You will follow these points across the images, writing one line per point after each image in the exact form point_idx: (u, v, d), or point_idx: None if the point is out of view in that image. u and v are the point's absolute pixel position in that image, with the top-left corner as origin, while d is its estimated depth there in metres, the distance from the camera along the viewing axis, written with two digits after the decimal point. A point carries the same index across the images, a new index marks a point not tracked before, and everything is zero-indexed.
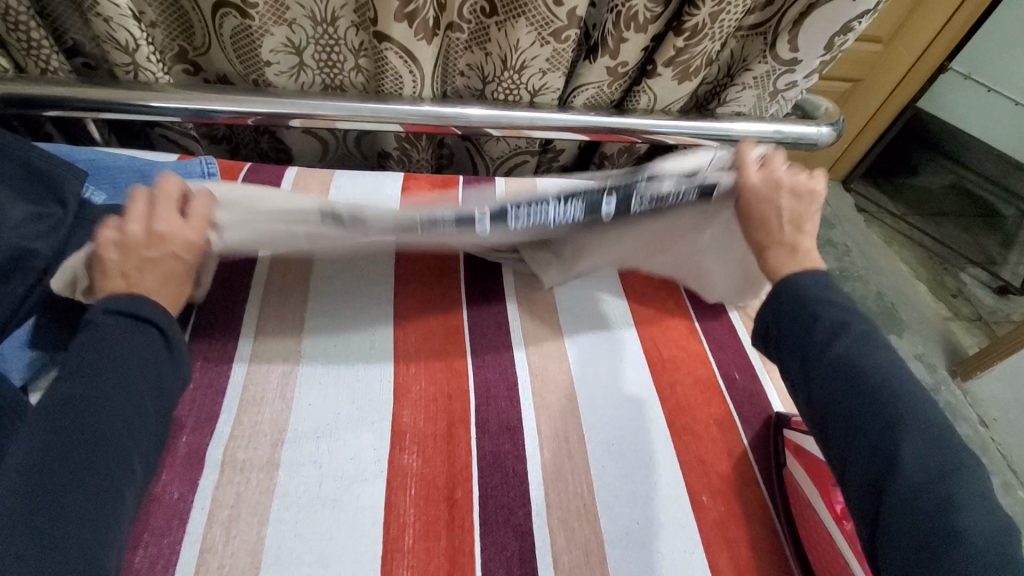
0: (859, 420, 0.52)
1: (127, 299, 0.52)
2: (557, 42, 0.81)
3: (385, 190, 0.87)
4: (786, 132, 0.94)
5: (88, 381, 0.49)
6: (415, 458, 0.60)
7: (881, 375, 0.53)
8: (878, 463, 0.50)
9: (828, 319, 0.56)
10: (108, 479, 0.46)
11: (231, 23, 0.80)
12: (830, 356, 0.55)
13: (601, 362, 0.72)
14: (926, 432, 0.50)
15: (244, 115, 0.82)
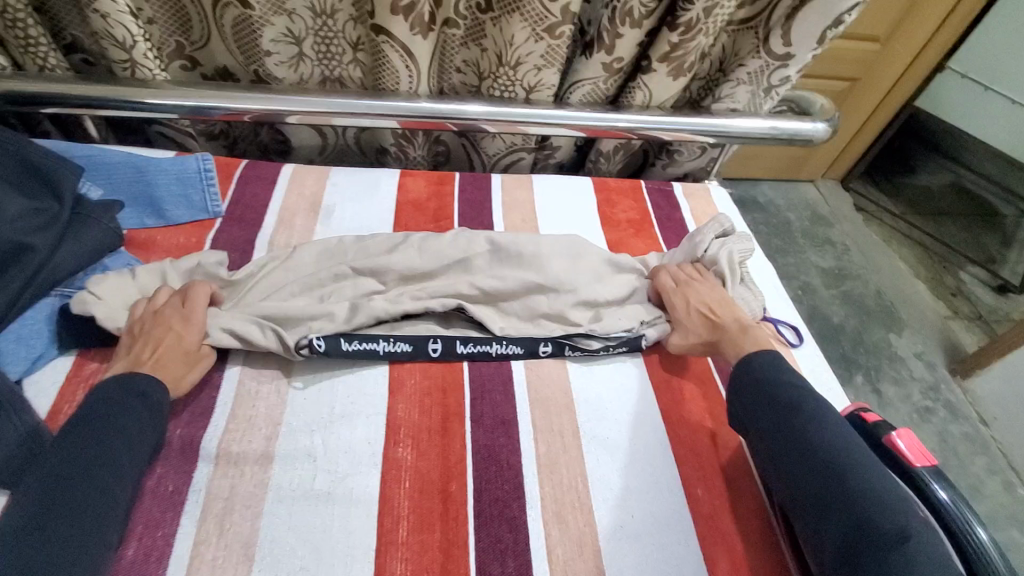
0: (823, 489, 0.54)
1: (124, 373, 0.55)
2: (552, 38, 0.81)
3: (381, 187, 0.88)
4: (780, 128, 0.95)
5: (85, 416, 0.51)
6: (409, 451, 0.60)
7: (841, 448, 0.55)
8: (848, 534, 0.50)
9: (788, 394, 0.60)
10: (94, 495, 0.47)
11: (232, 13, 0.80)
12: (794, 428, 0.58)
13: (596, 357, 0.72)
14: (890, 497, 0.51)
15: (240, 110, 0.82)
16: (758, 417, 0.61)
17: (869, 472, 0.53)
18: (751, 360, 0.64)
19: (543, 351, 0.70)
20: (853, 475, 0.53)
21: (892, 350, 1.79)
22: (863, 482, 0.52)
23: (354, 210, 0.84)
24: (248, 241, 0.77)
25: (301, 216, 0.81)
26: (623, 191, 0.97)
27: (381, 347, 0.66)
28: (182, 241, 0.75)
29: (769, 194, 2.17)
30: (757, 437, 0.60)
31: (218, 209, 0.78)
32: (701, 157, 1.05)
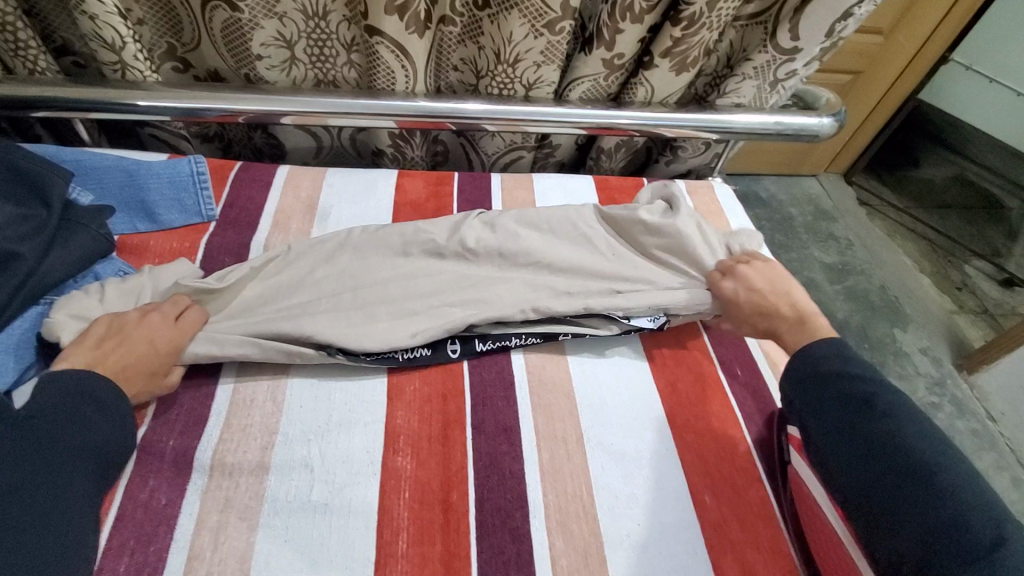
0: (899, 483, 0.50)
1: (84, 378, 0.53)
2: (551, 34, 0.79)
3: (378, 188, 0.86)
4: (785, 123, 0.93)
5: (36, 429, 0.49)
6: (410, 460, 0.59)
7: (920, 443, 0.51)
8: (930, 532, 0.46)
9: (862, 389, 0.55)
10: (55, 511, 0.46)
11: (221, 16, 0.78)
12: (868, 422, 0.53)
13: (604, 366, 0.70)
14: (978, 496, 0.47)
15: (235, 111, 0.81)
16: (827, 413, 0.56)
17: (954, 467, 0.49)
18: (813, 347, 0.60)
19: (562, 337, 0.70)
20: (936, 473, 0.49)
21: (898, 346, 1.77)
22: (949, 478, 0.48)
23: (352, 211, 0.82)
24: (242, 245, 0.75)
25: (297, 218, 0.79)
26: (626, 189, 0.95)
27: (400, 353, 0.65)
28: (175, 245, 0.73)
29: (772, 189, 2.15)
30: (817, 424, 0.57)
31: (212, 213, 0.77)
32: (706, 153, 1.03)
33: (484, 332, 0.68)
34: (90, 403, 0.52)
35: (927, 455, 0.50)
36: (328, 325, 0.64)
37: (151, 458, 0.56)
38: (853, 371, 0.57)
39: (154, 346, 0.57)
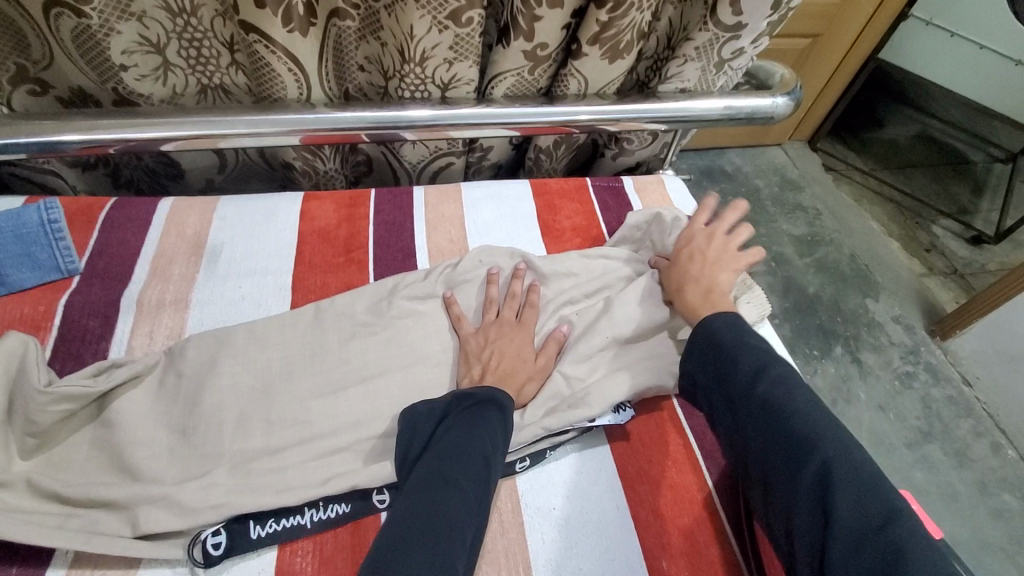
0: (787, 465, 0.48)
1: (485, 388, 0.56)
2: (458, 26, 0.68)
3: (279, 217, 0.75)
4: (737, 108, 0.84)
5: (444, 464, 0.48)
6: (311, 561, 0.51)
7: (800, 413, 0.50)
8: (819, 509, 0.44)
9: (747, 362, 0.54)
10: (437, 544, 0.42)
11: (66, 24, 0.64)
12: (749, 397, 0.52)
13: (558, 489, 0.57)
14: (861, 470, 0.45)
15: (100, 143, 0.68)
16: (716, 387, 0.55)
17: (834, 441, 0.48)
18: (707, 323, 0.59)
19: (519, 467, 0.58)
20: (821, 450, 0.47)
21: (870, 316, 1.72)
22: (831, 456, 0.46)
23: (247, 247, 0.71)
24: (110, 302, 0.63)
25: (181, 262, 0.68)
26: (567, 193, 0.85)
27: (306, 519, 0.52)
28: (26, 311, 0.61)
29: (736, 162, 2.07)
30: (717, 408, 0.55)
31: (74, 266, 0.65)
32: (654, 144, 0.93)
33: None
34: (490, 418, 0.53)
35: (813, 430, 0.48)
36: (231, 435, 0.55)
37: None
38: (736, 336, 0.57)
39: (530, 366, 0.62)
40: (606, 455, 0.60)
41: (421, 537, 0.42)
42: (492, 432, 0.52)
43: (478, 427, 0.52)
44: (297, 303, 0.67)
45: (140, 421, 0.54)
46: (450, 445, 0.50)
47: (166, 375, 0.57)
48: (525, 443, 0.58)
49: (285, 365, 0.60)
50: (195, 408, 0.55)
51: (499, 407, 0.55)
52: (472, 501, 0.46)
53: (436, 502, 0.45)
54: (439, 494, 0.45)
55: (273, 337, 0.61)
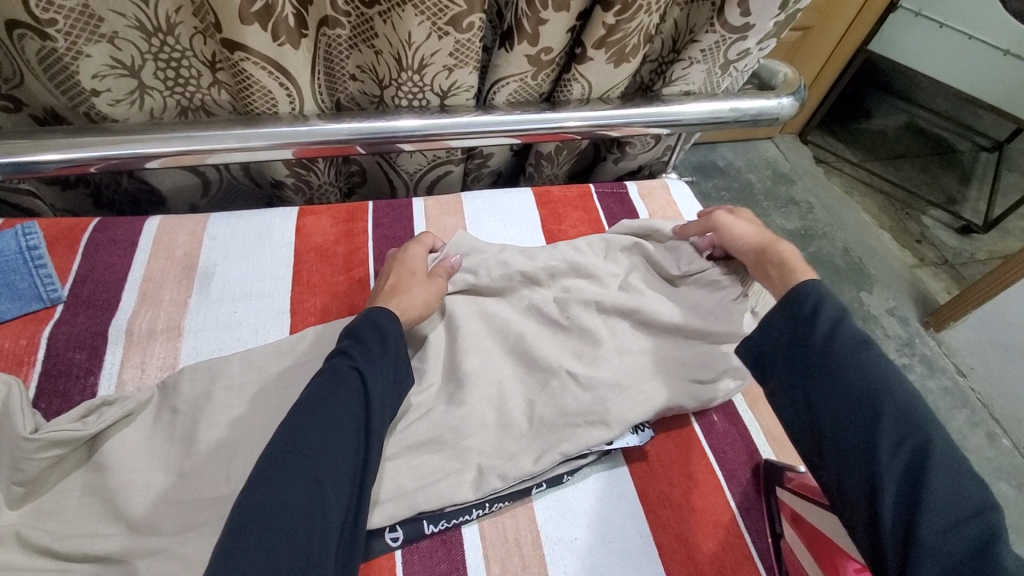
0: (875, 433, 0.46)
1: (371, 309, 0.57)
2: (458, 32, 0.65)
3: (273, 235, 0.71)
4: (742, 110, 0.82)
5: (328, 390, 0.49)
6: None
7: (893, 390, 0.48)
8: (918, 483, 0.43)
9: (854, 332, 0.52)
10: (314, 463, 0.45)
11: (30, 47, 0.59)
12: (845, 364, 0.50)
13: (578, 516, 0.55)
14: (953, 457, 0.44)
15: (82, 161, 0.65)
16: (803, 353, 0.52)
17: (927, 423, 0.46)
18: (804, 290, 0.55)
19: (537, 490, 0.56)
20: (914, 431, 0.46)
21: (865, 309, 1.72)
22: (932, 438, 0.45)
23: (242, 268, 0.67)
24: (97, 333, 0.60)
25: (171, 286, 0.65)
26: (570, 201, 0.83)
27: None
28: (6, 345, 0.57)
29: (729, 157, 2.06)
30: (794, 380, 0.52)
31: (58, 294, 0.61)
32: (657, 147, 0.91)
33: (434, 510, 0.52)
34: (376, 341, 0.54)
35: (910, 412, 0.47)
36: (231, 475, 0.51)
37: None
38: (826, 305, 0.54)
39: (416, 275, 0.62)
40: (626, 479, 0.58)
41: (295, 464, 0.44)
42: (376, 350, 0.53)
43: (359, 363, 0.52)
44: (296, 326, 0.64)
45: (135, 462, 0.51)
46: (337, 369, 0.51)
47: (161, 412, 0.54)
48: (544, 469, 0.56)
49: (286, 394, 0.57)
50: (192, 446, 0.52)
51: (384, 333, 0.55)
52: (353, 435, 0.48)
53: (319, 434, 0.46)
54: (317, 424, 0.47)
55: (273, 366, 0.58)
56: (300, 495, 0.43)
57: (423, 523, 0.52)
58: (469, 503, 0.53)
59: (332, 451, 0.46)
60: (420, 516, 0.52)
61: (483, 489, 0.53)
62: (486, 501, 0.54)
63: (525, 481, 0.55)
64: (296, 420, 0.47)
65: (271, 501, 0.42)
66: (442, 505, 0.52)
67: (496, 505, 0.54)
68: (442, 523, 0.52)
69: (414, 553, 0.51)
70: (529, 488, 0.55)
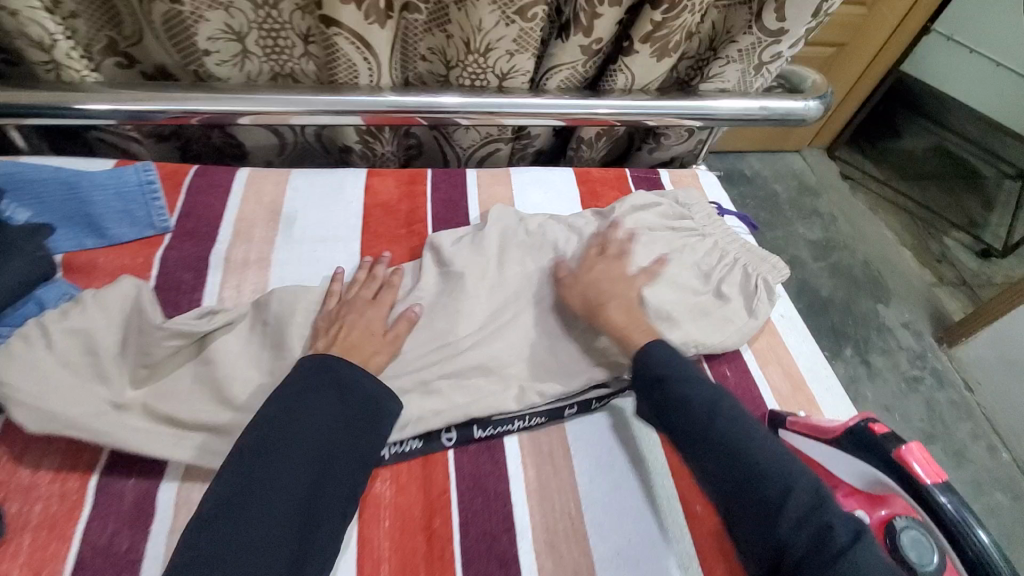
0: (766, 500, 0.48)
1: (321, 356, 0.57)
2: (523, 20, 0.74)
3: (346, 190, 0.81)
4: (771, 108, 0.90)
5: (265, 435, 0.51)
6: (389, 486, 0.57)
7: (760, 447, 0.51)
8: (799, 538, 0.46)
9: (688, 400, 0.55)
10: (248, 517, 0.46)
11: (159, 9, 0.71)
12: (715, 430, 0.53)
13: (604, 440, 0.63)
14: (826, 503, 0.48)
15: (184, 115, 0.76)
16: (679, 424, 0.55)
17: (793, 471, 0.50)
18: (649, 355, 0.59)
19: (569, 413, 0.64)
20: (792, 479, 0.49)
21: (880, 320, 1.77)
22: (799, 486, 0.48)
23: (319, 215, 0.77)
24: (200, 258, 0.70)
25: (260, 226, 0.75)
26: (607, 180, 0.91)
27: (385, 451, 0.58)
28: (126, 262, 0.68)
29: (756, 167, 2.12)
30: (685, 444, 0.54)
31: (166, 224, 0.71)
32: (690, 140, 0.99)
33: (483, 418, 0.61)
34: (326, 383, 0.55)
35: (780, 469, 0.50)
36: None
37: (109, 499, 0.52)
38: (678, 378, 0.57)
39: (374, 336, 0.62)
40: (646, 412, 0.66)
41: (238, 516, 0.46)
42: (319, 391, 0.54)
43: (309, 404, 0.53)
44: (365, 267, 0.74)
45: (234, 361, 0.60)
46: (276, 420, 0.52)
47: (256, 325, 0.64)
48: (578, 394, 0.65)
49: None
50: (281, 353, 0.61)
51: (332, 375, 0.56)
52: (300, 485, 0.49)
53: (276, 462, 0.49)
54: (264, 478, 0.48)
55: (348, 296, 0.68)
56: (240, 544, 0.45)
57: (474, 429, 0.61)
58: (511, 415, 0.62)
59: (288, 484, 0.49)
60: (471, 423, 0.61)
61: (524, 405, 0.62)
62: (526, 417, 0.63)
63: (560, 404, 0.64)
64: (233, 469, 0.49)
65: (218, 533, 0.45)
66: (489, 415, 0.61)
67: (533, 421, 0.63)
68: (489, 431, 0.61)
69: (463, 452, 0.60)
70: (562, 410, 0.64)
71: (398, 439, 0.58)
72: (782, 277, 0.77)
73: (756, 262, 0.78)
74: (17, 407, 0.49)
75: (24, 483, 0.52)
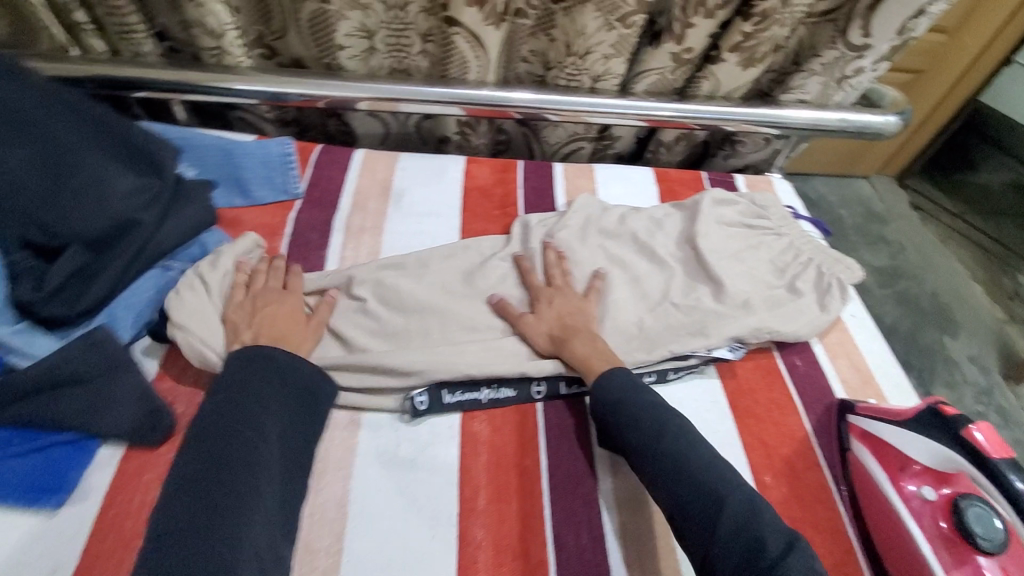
0: (704, 510, 0.52)
1: (249, 349, 0.59)
2: (623, 27, 0.82)
3: (448, 173, 0.90)
4: (850, 120, 0.94)
5: (223, 413, 0.53)
6: (486, 426, 0.64)
7: (699, 460, 0.55)
8: (736, 548, 0.49)
9: (653, 418, 0.59)
10: (226, 486, 0.48)
11: (309, 8, 0.83)
12: (661, 446, 0.56)
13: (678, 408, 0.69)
14: (763, 516, 0.51)
15: (314, 96, 0.86)
16: (630, 437, 0.58)
17: (732, 485, 0.53)
18: (607, 379, 0.62)
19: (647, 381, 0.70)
20: (729, 492, 0.52)
21: (945, 353, 1.73)
22: (735, 499, 0.52)
23: (424, 193, 0.87)
24: (326, 222, 0.80)
25: (375, 199, 0.84)
26: (685, 180, 0.97)
27: (483, 395, 0.65)
28: (266, 220, 0.79)
29: (821, 190, 2.11)
30: (635, 460, 0.58)
31: (297, 190, 0.81)
32: (766, 148, 1.04)
33: (570, 375, 0.67)
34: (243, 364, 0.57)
35: (716, 484, 0.53)
36: (423, 329, 0.68)
37: None
38: (633, 396, 0.61)
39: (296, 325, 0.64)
40: (719, 389, 0.71)
41: (217, 486, 0.48)
42: (259, 373, 0.57)
43: (260, 392, 0.55)
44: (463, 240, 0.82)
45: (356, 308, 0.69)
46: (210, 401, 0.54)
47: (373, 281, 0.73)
48: (657, 361, 0.70)
49: (462, 280, 0.74)
50: (395, 305, 0.70)
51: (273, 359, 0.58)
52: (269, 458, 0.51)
53: (232, 446, 0.51)
54: (226, 451, 0.50)
55: (451, 262, 0.76)
56: (214, 511, 0.47)
57: (561, 385, 0.67)
58: None
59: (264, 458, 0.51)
60: (559, 378, 0.67)
61: None
62: None
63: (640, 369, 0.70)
64: (206, 444, 0.51)
65: (197, 503, 0.47)
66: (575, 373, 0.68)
67: None
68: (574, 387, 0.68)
69: (551, 406, 0.66)
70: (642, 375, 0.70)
71: (494, 384, 0.65)
72: (857, 277, 0.80)
73: (830, 261, 0.81)
74: (178, 324, 0.61)
75: (188, 389, 0.63)
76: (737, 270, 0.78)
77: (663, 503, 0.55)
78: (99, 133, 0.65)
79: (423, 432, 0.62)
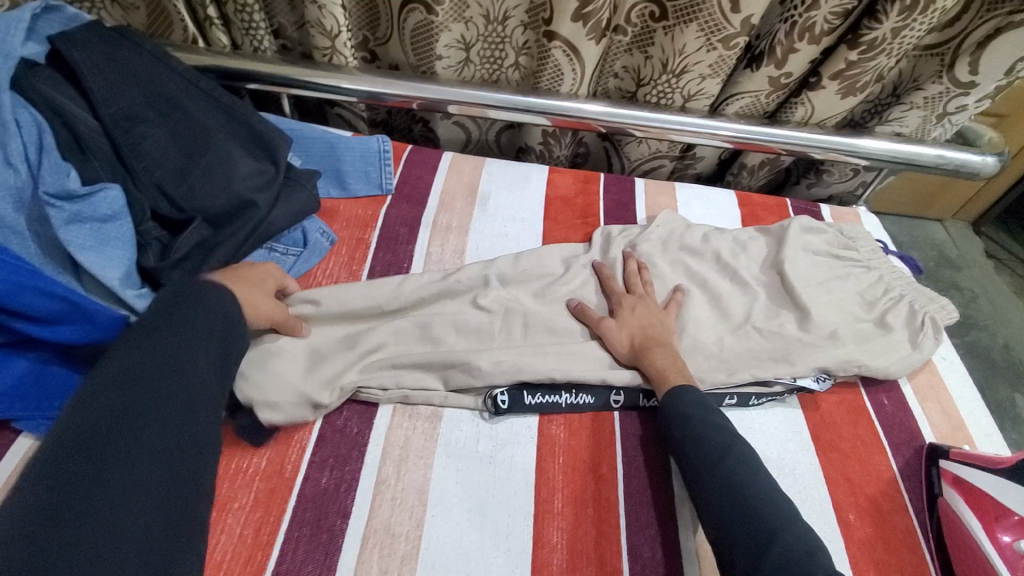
0: (753, 538, 0.49)
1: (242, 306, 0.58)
2: (724, 48, 0.82)
3: (532, 180, 0.92)
4: (948, 158, 0.90)
5: (137, 361, 0.47)
6: (563, 430, 0.64)
7: (759, 489, 0.53)
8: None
9: (721, 437, 0.57)
10: (142, 447, 0.43)
11: (416, 19, 0.87)
12: (721, 469, 0.55)
13: (759, 436, 0.67)
14: (818, 558, 0.47)
15: (409, 98, 0.89)
16: (691, 455, 0.57)
17: (793, 522, 0.50)
18: (677, 394, 0.61)
19: (728, 403, 0.69)
20: (785, 526, 0.50)
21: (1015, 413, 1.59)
22: (789, 535, 0.49)
23: (509, 198, 0.89)
24: (415, 219, 0.83)
25: (460, 200, 0.87)
26: (769, 207, 0.95)
27: (563, 400, 0.65)
28: (360, 213, 0.82)
29: (892, 230, 2.03)
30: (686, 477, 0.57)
31: (390, 186, 0.84)
32: (853, 179, 1.01)
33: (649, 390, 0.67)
34: (181, 312, 0.52)
35: (775, 517, 0.50)
36: (507, 329, 0.70)
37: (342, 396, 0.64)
38: (705, 415, 0.60)
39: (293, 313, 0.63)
40: (801, 420, 0.69)
41: (129, 445, 0.43)
42: (190, 324, 0.52)
43: (191, 350, 0.50)
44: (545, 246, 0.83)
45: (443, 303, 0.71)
46: (131, 347, 0.48)
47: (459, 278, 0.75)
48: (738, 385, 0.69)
49: (544, 286, 0.75)
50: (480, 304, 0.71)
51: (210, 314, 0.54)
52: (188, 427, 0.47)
53: (154, 380, 0.47)
54: (140, 406, 0.45)
55: (535, 267, 0.77)
56: (126, 474, 0.41)
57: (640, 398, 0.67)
58: None
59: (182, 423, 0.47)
60: (638, 390, 0.67)
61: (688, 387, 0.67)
62: None
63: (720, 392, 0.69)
64: (110, 394, 0.44)
65: (104, 459, 0.41)
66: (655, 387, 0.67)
67: None
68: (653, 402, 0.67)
69: (628, 418, 0.66)
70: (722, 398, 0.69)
71: (574, 391, 0.66)
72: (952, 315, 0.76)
73: (925, 302, 0.78)
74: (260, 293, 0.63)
75: None
76: (824, 300, 0.76)
77: (708, 526, 0.53)
78: (227, 122, 0.72)
79: (501, 432, 0.63)
